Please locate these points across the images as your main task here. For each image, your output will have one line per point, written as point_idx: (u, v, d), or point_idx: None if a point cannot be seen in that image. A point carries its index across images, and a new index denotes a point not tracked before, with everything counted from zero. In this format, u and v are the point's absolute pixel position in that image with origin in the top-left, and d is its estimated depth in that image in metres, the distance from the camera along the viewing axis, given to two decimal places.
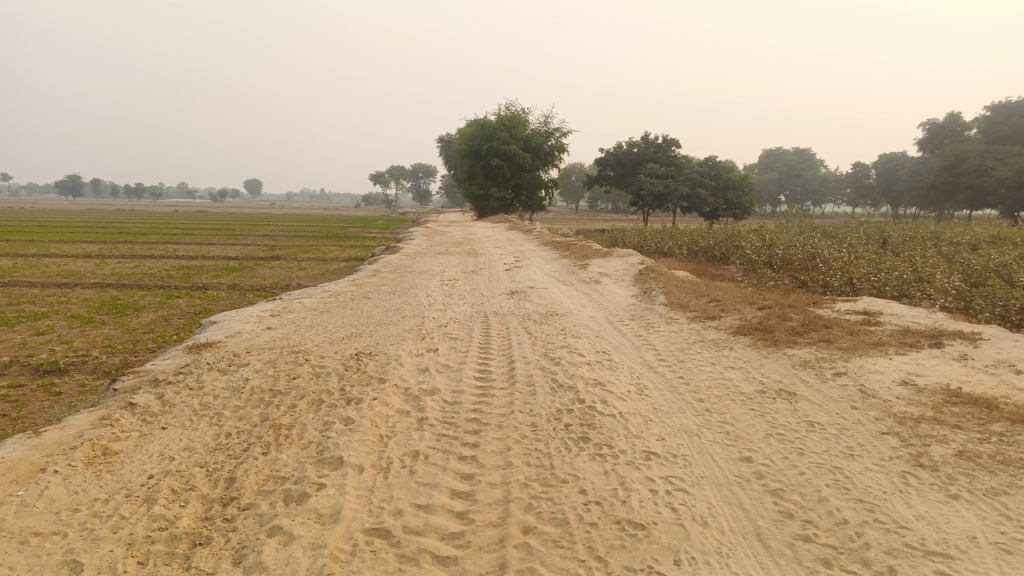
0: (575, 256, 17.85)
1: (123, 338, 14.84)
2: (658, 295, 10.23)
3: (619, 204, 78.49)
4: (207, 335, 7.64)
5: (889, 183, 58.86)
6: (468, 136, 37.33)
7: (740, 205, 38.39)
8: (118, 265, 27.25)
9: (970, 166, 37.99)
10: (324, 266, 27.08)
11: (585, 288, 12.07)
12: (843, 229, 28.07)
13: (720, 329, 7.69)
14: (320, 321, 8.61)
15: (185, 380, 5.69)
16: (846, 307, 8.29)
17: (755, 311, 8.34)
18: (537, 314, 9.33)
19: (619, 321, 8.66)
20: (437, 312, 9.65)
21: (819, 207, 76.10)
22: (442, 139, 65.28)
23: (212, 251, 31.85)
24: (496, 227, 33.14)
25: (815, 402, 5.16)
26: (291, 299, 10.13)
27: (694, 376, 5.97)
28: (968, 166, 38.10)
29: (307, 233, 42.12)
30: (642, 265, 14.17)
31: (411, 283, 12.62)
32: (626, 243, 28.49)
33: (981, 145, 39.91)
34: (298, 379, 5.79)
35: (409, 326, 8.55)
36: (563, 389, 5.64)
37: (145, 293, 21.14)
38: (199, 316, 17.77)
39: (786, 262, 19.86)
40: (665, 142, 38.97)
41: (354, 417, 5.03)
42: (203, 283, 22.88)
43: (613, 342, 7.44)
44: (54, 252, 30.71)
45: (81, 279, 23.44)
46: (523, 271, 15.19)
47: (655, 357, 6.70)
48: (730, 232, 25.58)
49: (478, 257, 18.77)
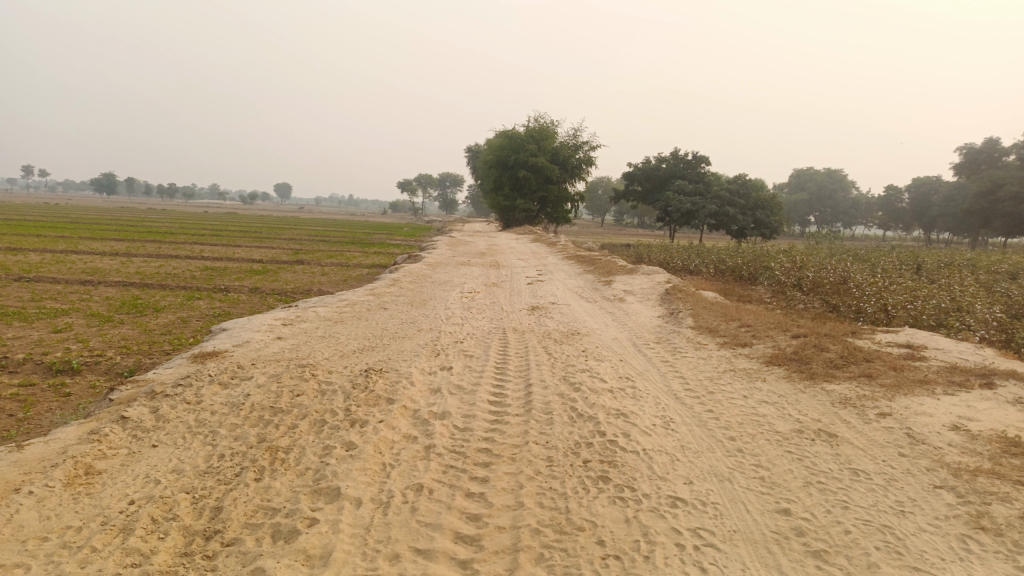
0: (599, 272, 17.45)
1: (140, 338, 14.71)
2: (685, 317, 9.79)
3: (646, 219, 79.44)
4: (214, 344, 7.36)
5: (922, 208, 57.63)
6: (496, 146, 37.17)
7: (769, 224, 37.66)
8: (143, 264, 27.39)
9: (1007, 194, 36.95)
10: (347, 272, 26.95)
11: (609, 306, 11.66)
12: (875, 253, 27.36)
13: (751, 357, 7.25)
14: (332, 332, 8.30)
15: (182, 393, 5.39)
16: (887, 339, 7.78)
17: (789, 339, 7.87)
18: (557, 333, 8.95)
19: (644, 344, 8.24)
20: (455, 327, 9.31)
21: (849, 229, 74.83)
22: (471, 149, 65.38)
23: (237, 253, 31.94)
24: (521, 238, 32.88)
25: (858, 447, 4.72)
26: (306, 308, 9.86)
27: (724, 410, 5.54)
28: (1006, 193, 37.04)
29: (332, 238, 42.18)
30: (668, 284, 13.73)
31: (430, 295, 12.30)
32: (652, 259, 28.01)
33: (1020, 172, 38.82)
34: (301, 397, 5.47)
35: (424, 341, 8.21)
36: (583, 420, 5.25)
37: (167, 293, 21.13)
38: (218, 318, 17.63)
39: (816, 285, 19.27)
40: (694, 159, 38.50)
41: (357, 442, 4.69)
42: (225, 285, 22.81)
43: (638, 367, 7.03)
44: (81, 249, 31.01)
45: (104, 277, 23.53)
46: (546, 285, 14.82)
47: (682, 387, 6.28)
48: (759, 252, 25.00)
49: (500, 269, 18.45)
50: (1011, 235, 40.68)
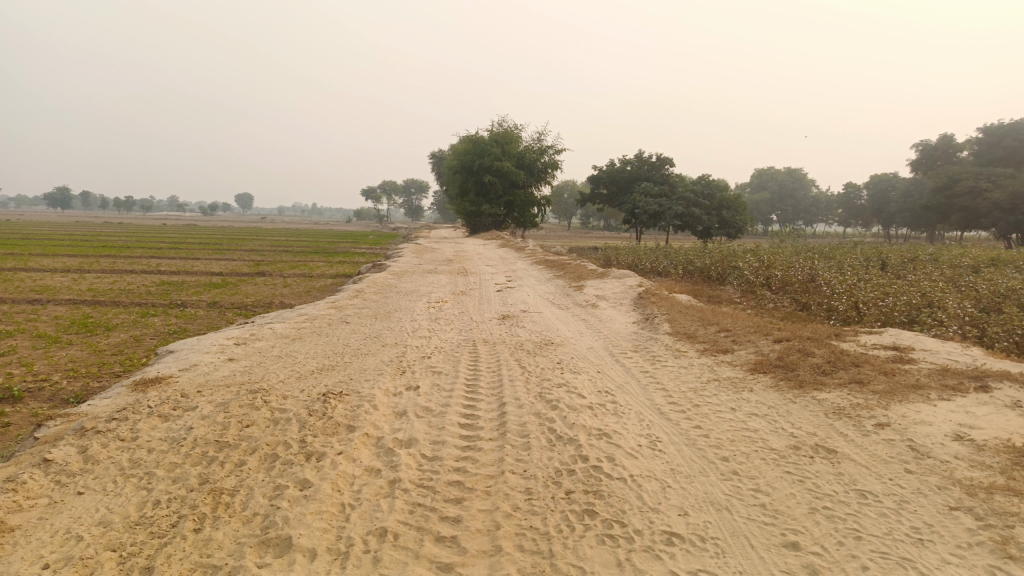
0: (569, 276, 17.10)
1: (89, 360, 13.91)
2: (662, 322, 9.44)
3: (612, 221, 79.79)
4: (158, 369, 6.78)
5: (880, 205, 58.64)
6: (460, 152, 36.73)
7: (735, 224, 37.75)
8: (96, 280, 26.29)
9: (962, 188, 37.60)
10: (310, 283, 26.23)
11: (582, 313, 11.27)
12: (840, 250, 27.52)
13: (734, 365, 6.89)
14: (288, 351, 7.75)
15: (116, 429, 4.82)
16: (872, 341, 7.49)
17: (772, 344, 7.54)
18: (529, 344, 8.51)
19: (621, 354, 7.85)
20: (421, 340, 8.81)
21: (811, 226, 75.90)
22: (435, 154, 64.93)
23: (196, 266, 30.93)
24: (488, 244, 32.40)
25: (860, 465, 4.36)
26: (262, 324, 9.26)
27: (713, 426, 5.16)
28: (962, 188, 37.69)
29: (295, 248, 41.22)
30: (641, 287, 13.41)
31: (396, 306, 11.77)
32: (620, 262, 27.79)
33: (975, 167, 39.56)
34: (251, 429, 4.94)
35: (389, 358, 7.71)
36: (563, 443, 4.81)
37: (120, 311, 20.20)
38: (174, 336, 16.83)
39: (786, 283, 19.16)
40: (659, 160, 38.53)
41: (312, 480, 4.19)
42: (182, 301, 21.94)
43: (617, 379, 6.64)
44: (31, 266, 29.80)
45: (54, 295, 22.46)
46: (515, 292, 14.41)
47: (665, 401, 5.88)
48: (727, 251, 24.93)
49: (468, 276, 17.98)
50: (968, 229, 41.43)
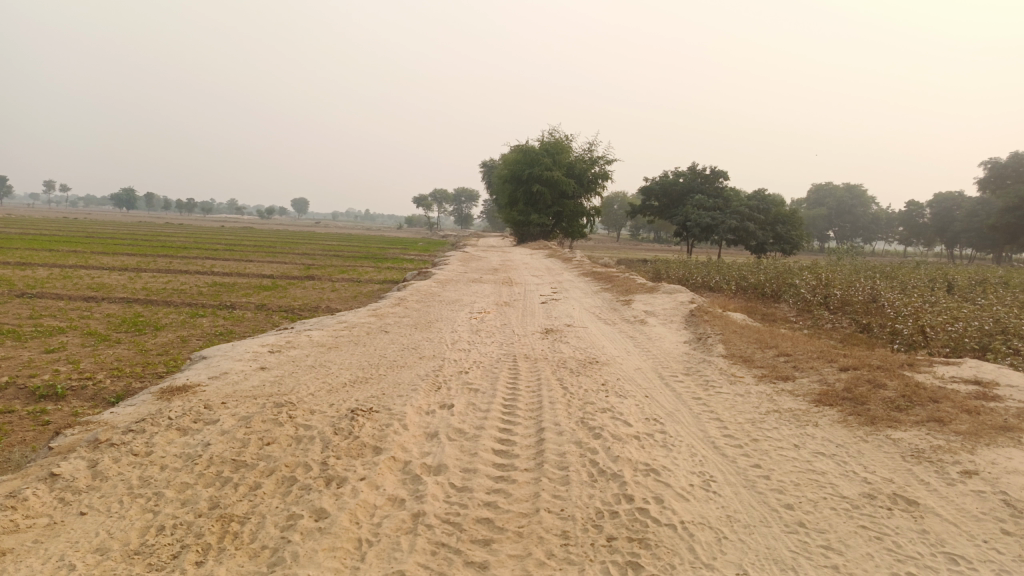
0: (617, 290, 16.59)
1: (135, 359, 14.00)
2: (715, 343, 8.88)
3: (662, 234, 78.64)
4: (188, 376, 6.57)
5: (945, 224, 56.27)
6: (510, 161, 36.49)
7: (790, 240, 36.54)
8: (151, 279, 26.83)
9: None
10: (357, 288, 26.27)
11: (630, 329, 10.78)
12: (902, 270, 26.27)
13: (796, 395, 6.32)
14: (323, 361, 7.47)
15: (132, 442, 4.57)
16: (950, 373, 6.82)
17: (837, 374, 6.92)
18: (573, 362, 8.06)
19: (670, 376, 7.34)
20: (460, 353, 8.45)
21: (870, 244, 73.34)
22: (486, 163, 65.08)
23: (247, 268, 31.42)
24: (535, 254, 32.04)
25: (947, 522, 3.79)
26: (299, 331, 9.03)
27: (774, 466, 4.64)
28: None
29: (345, 253, 41.54)
30: (692, 304, 12.84)
31: (437, 316, 11.46)
32: (670, 275, 27.09)
33: None
34: (271, 447, 4.63)
35: (425, 371, 7.36)
36: (606, 478, 4.36)
37: (170, 310, 20.45)
38: (219, 337, 16.88)
39: (845, 303, 18.26)
40: (713, 173, 37.65)
41: (328, 510, 3.83)
42: (231, 302, 22.14)
43: (666, 405, 6.15)
44: (91, 264, 30.66)
45: (109, 293, 22.92)
46: (561, 304, 13.97)
47: (720, 433, 5.37)
48: (782, 268, 24.02)
49: (514, 286, 17.64)
50: None
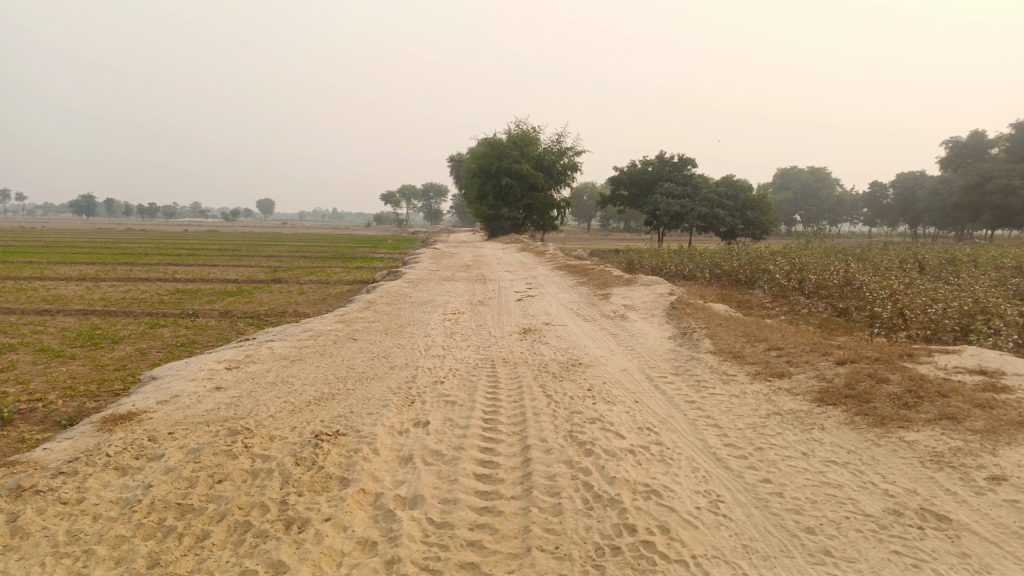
0: (593, 283, 16.19)
1: (90, 376, 13.23)
2: (701, 338, 8.48)
3: (632, 223, 78.69)
4: (133, 402, 5.94)
5: (907, 203, 56.96)
6: (478, 154, 35.90)
7: (760, 224, 36.47)
8: (109, 289, 25.81)
9: (996, 186, 36.00)
10: (326, 290, 25.55)
11: (611, 326, 10.34)
12: (873, 251, 26.26)
13: (795, 394, 5.92)
14: (286, 378, 6.88)
15: (60, 488, 3.97)
16: (952, 364, 6.47)
17: (835, 368, 6.54)
18: (555, 365, 7.59)
19: (658, 378, 6.91)
20: (435, 360, 7.92)
21: (836, 226, 74.08)
22: (454, 158, 64.52)
23: (212, 274, 30.48)
24: (506, 248, 31.53)
25: (986, 541, 3.39)
26: (260, 344, 8.42)
27: (785, 481, 4.21)
28: (995, 186, 36.10)
29: (314, 254, 40.63)
30: (672, 296, 12.46)
31: (408, 319, 10.91)
32: (643, 265, 26.80)
33: (1009, 163, 37.86)
34: (223, 486, 4.08)
35: (397, 383, 6.83)
36: (603, 506, 3.89)
37: (130, 321, 19.57)
38: (181, 348, 16.11)
39: (820, 287, 18.06)
40: (681, 161, 37.48)
41: (286, 563, 3.31)
42: (194, 310, 21.32)
43: (658, 411, 5.71)
44: (48, 275, 29.48)
45: (65, 305, 21.92)
46: (537, 301, 13.51)
47: (720, 442, 4.93)
48: (755, 253, 23.83)
49: (487, 283, 17.14)
50: (1001, 228, 39.71)
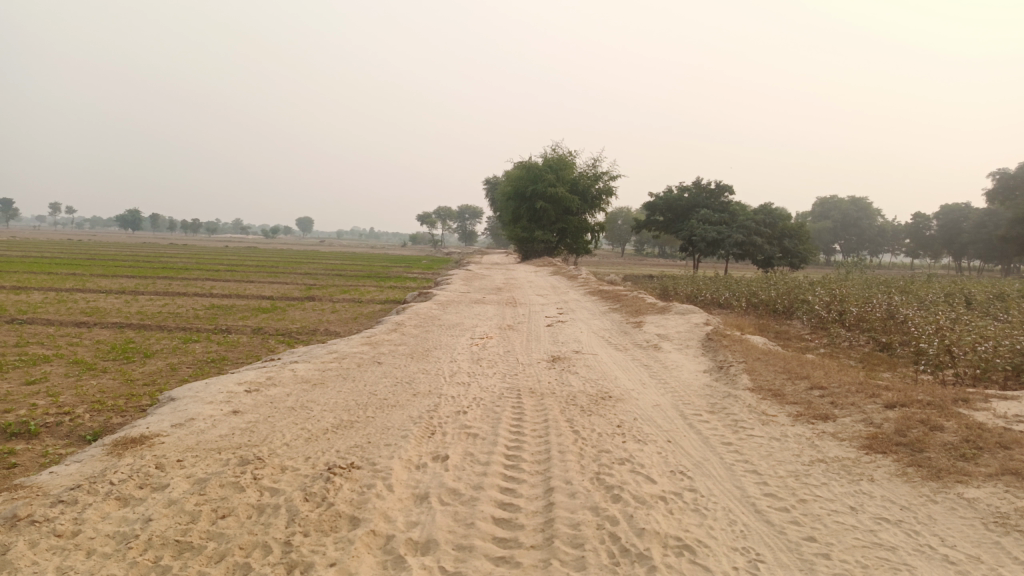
0: (627, 309, 15.82)
1: (119, 390, 13.23)
2: (738, 373, 8.09)
3: (667, 248, 77.90)
4: (147, 424, 5.78)
5: (952, 235, 55.43)
6: (513, 177, 35.86)
7: (798, 253, 35.69)
8: (146, 303, 26.16)
9: None
10: (358, 309, 25.54)
11: (643, 356, 9.98)
12: (917, 283, 25.39)
13: (841, 440, 5.53)
14: (304, 402, 6.68)
15: (57, 519, 3.78)
16: (1013, 410, 5.99)
17: (883, 412, 6.12)
18: (583, 397, 7.27)
19: (692, 416, 6.55)
20: (459, 388, 7.65)
21: (878, 256, 72.37)
22: (489, 180, 64.80)
23: (248, 290, 30.73)
24: (539, 271, 31.32)
25: None
26: (283, 366, 8.26)
27: (832, 540, 3.84)
28: None
29: (348, 272, 40.87)
30: (707, 326, 12.06)
31: (436, 343, 10.68)
32: (677, 292, 26.31)
33: None
34: (226, 523, 3.86)
35: (419, 412, 6.59)
36: (630, 562, 3.58)
37: (163, 335, 19.71)
38: (211, 364, 16.11)
39: (862, 320, 17.41)
40: (718, 187, 36.97)
41: None
42: (226, 326, 21.42)
43: (692, 454, 5.36)
44: (89, 287, 30.05)
45: (102, 318, 22.23)
46: (568, 327, 13.21)
47: (759, 492, 4.58)
48: (793, 283, 23.21)
49: (518, 307, 16.88)
50: None
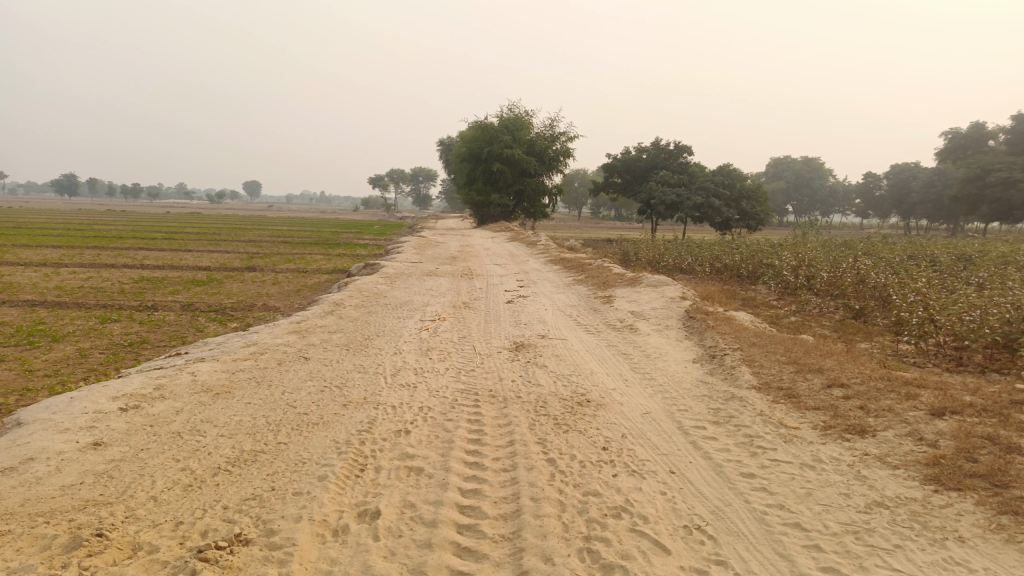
0: (592, 281, 14.47)
1: (12, 384, 11.31)
2: (737, 365, 6.79)
3: (624, 210, 77.11)
4: None
5: (901, 195, 55.17)
6: (467, 138, 34.05)
7: (755, 215, 34.79)
8: (69, 276, 23.83)
9: (995, 179, 34.30)
10: (302, 280, 23.66)
11: (619, 341, 8.66)
12: (879, 245, 24.64)
13: (897, 468, 4.26)
14: (196, 424, 5.12)
15: None
16: None
17: (933, 425, 4.86)
18: (555, 404, 5.87)
19: (696, 430, 5.20)
20: (403, 393, 6.18)
21: (829, 216, 72.55)
22: (443, 142, 62.63)
23: (185, 260, 28.41)
24: (495, 237, 29.80)
25: None
26: (183, 368, 6.68)
27: None
28: (994, 179, 34.43)
29: (296, 239, 38.65)
30: (683, 302, 10.80)
31: (379, 329, 9.16)
32: (638, 257, 25.13)
33: (1009, 155, 36.18)
34: None
35: (349, 432, 5.12)
36: None
37: (80, 315, 17.65)
38: (129, 349, 14.22)
39: (833, 285, 16.37)
40: (677, 148, 35.79)
41: None
42: (154, 302, 19.36)
43: (708, 496, 4.03)
44: (8, 259, 27.45)
45: (13, 295, 19.97)
46: (530, 303, 11.78)
47: (813, 565, 3.26)
48: (757, 245, 22.13)
49: (476, 279, 15.35)
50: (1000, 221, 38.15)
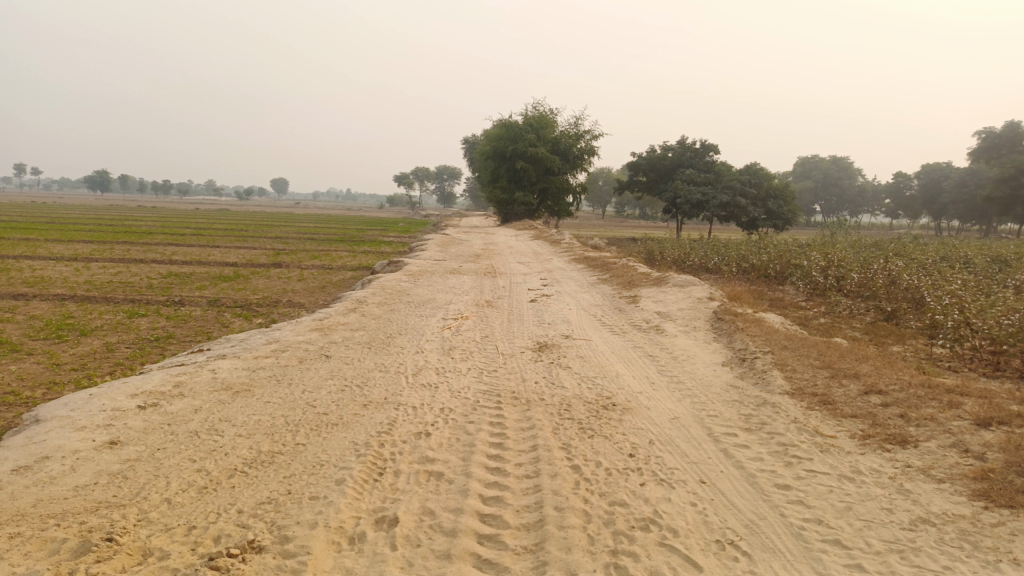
0: (617, 281, 14.24)
1: (39, 378, 11.38)
2: (769, 369, 6.56)
3: (649, 209, 76.48)
4: None
5: (932, 194, 54.01)
6: (491, 136, 33.92)
7: (783, 215, 34.24)
8: (98, 271, 24.11)
9: None
10: (326, 277, 23.69)
11: (645, 342, 8.46)
12: (911, 245, 24.06)
13: (942, 482, 4.03)
14: (214, 423, 5.03)
15: None
16: None
17: (980, 436, 4.61)
18: (580, 407, 5.70)
19: (727, 437, 5.00)
20: (425, 394, 6.04)
21: (857, 216, 71.33)
22: (467, 140, 62.59)
23: (211, 256, 28.63)
24: (519, 235, 29.63)
25: None
26: (203, 366, 6.61)
27: None
28: None
29: (321, 236, 38.83)
30: (710, 302, 10.56)
31: (401, 327, 9.04)
32: (663, 256, 24.80)
33: None
34: None
35: (368, 434, 4.99)
36: None
37: (107, 309, 17.80)
38: (155, 344, 14.28)
39: (864, 287, 15.96)
40: (703, 147, 35.35)
41: None
42: (180, 298, 19.47)
43: (741, 508, 3.84)
44: (40, 253, 27.87)
45: (44, 289, 20.22)
46: (554, 303, 11.61)
47: None
48: (785, 245, 21.71)
49: (499, 278, 15.19)
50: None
